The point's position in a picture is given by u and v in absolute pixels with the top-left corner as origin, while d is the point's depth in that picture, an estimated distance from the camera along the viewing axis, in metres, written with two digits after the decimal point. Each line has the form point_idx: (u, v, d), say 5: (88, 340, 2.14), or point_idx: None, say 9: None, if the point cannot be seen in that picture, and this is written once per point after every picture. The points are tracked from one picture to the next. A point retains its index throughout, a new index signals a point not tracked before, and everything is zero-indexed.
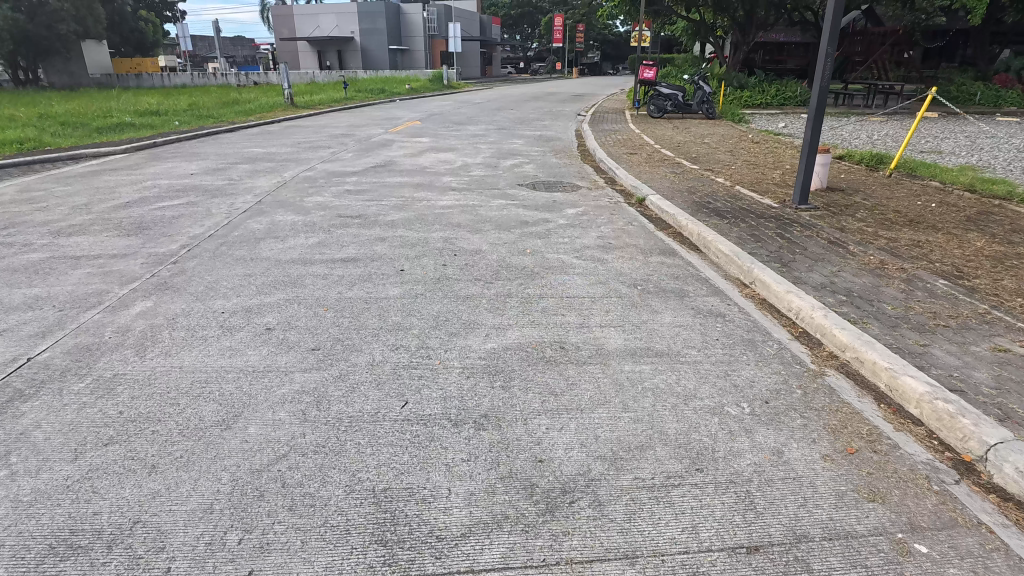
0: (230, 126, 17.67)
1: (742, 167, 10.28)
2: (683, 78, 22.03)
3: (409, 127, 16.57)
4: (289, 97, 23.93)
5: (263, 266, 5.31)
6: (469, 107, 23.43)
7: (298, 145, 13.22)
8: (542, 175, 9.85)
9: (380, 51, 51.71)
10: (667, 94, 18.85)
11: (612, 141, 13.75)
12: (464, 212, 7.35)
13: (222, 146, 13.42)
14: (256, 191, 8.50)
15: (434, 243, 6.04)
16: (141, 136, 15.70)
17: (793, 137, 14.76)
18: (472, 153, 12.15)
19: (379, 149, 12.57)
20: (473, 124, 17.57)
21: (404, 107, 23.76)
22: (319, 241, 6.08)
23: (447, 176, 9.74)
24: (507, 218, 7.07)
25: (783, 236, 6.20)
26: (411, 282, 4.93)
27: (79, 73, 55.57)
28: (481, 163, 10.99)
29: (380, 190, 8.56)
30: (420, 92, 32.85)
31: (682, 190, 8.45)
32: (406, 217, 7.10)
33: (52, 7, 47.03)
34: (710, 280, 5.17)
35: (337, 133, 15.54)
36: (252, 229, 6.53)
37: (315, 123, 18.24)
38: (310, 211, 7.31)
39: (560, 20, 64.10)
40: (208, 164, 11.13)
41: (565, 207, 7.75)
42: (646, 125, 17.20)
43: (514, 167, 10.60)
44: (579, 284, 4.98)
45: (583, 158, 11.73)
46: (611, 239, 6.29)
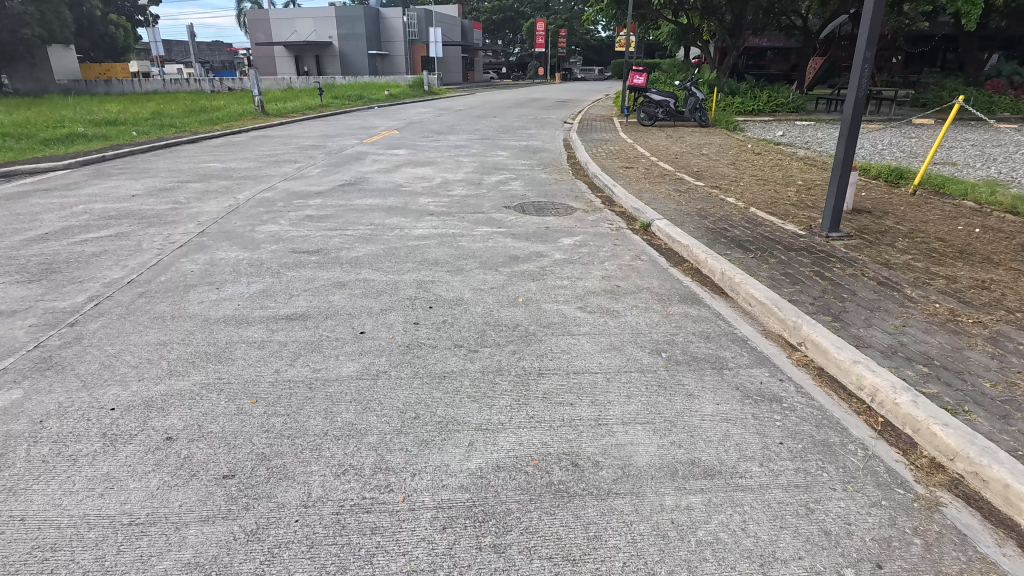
0: (191, 136, 16.41)
1: (752, 184, 9.32)
2: (673, 85, 21.22)
3: (385, 137, 15.48)
4: (259, 105, 22.67)
5: (185, 329, 4.17)
6: (450, 115, 22.34)
7: (262, 160, 12.07)
8: (531, 195, 8.81)
9: (359, 56, 50.49)
10: (658, 101, 18.04)
11: (604, 152, 12.77)
12: (442, 244, 6.28)
13: (179, 160, 12.20)
14: (202, 218, 7.36)
15: (405, 289, 4.96)
16: (91, 148, 14.38)
17: (794, 147, 13.93)
18: (454, 167, 11.09)
19: (351, 163, 11.46)
20: (455, 133, 16.51)
21: (382, 115, 22.61)
22: (264, 289, 4.96)
23: (425, 195, 8.68)
24: (494, 253, 6.01)
25: (822, 276, 5.21)
26: (372, 353, 3.83)
27: (44, 79, 53.49)
28: (463, 180, 9.93)
29: (347, 215, 7.48)
30: (400, 98, 31.80)
31: (691, 213, 7.45)
32: (374, 251, 6.02)
33: (16, 11, 45.21)
34: (750, 341, 4.14)
35: (308, 145, 14.38)
36: (184, 271, 5.40)
37: (285, 132, 17.05)
38: (260, 245, 6.20)
39: (543, 25, 63.35)
40: (156, 182, 9.94)
41: (560, 235, 6.71)
42: (638, 134, 16.29)
43: (500, 184, 9.56)
44: (587, 351, 3.92)
45: (575, 174, 10.69)
46: (618, 281, 5.25)
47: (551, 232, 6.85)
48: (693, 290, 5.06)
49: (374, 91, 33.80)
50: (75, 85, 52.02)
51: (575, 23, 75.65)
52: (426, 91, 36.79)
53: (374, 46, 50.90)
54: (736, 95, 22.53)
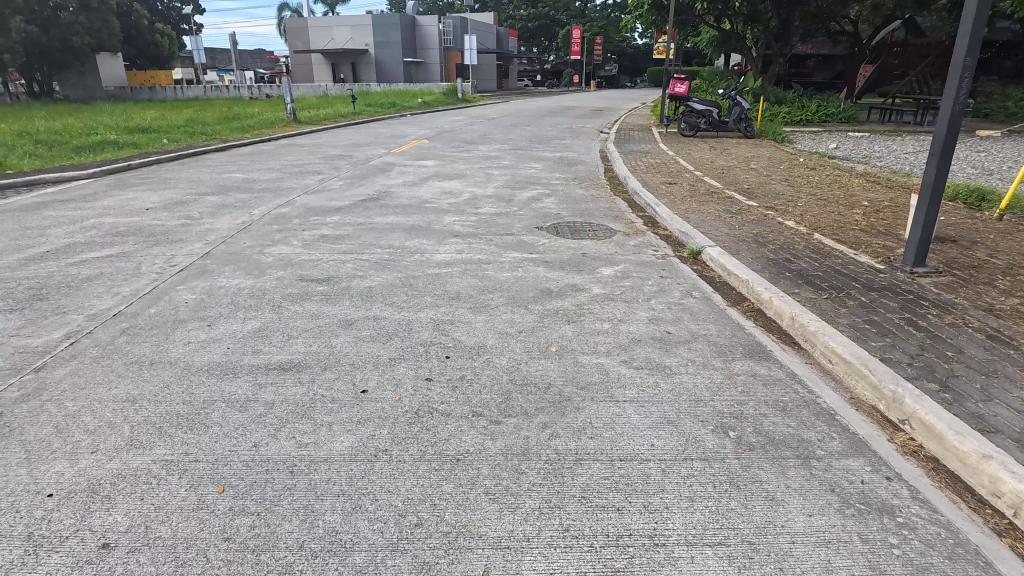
0: (220, 144, 16.20)
1: (811, 204, 8.43)
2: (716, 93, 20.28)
3: (414, 147, 14.97)
4: (290, 112, 22.50)
5: (160, 382, 3.57)
6: (482, 123, 21.78)
7: (286, 171, 11.63)
8: (566, 214, 8.08)
9: (395, 64, 50.67)
10: (700, 111, 17.22)
11: (644, 165, 11.98)
12: (466, 273, 5.62)
13: (202, 170, 11.87)
14: (211, 236, 6.85)
15: (421, 331, 4.29)
16: (119, 156, 14.23)
17: (851, 161, 12.89)
18: (483, 181, 10.45)
19: (377, 175, 10.92)
20: (487, 144, 15.90)
21: (413, 123, 22.19)
22: (260, 328, 4.35)
23: (452, 213, 8.05)
24: (524, 285, 5.30)
25: (916, 325, 4.35)
26: (372, 423, 3.16)
27: (92, 86, 55.14)
28: (493, 195, 9.27)
29: (365, 236, 6.88)
30: (433, 106, 31.49)
31: (747, 239, 6.62)
32: (390, 281, 5.38)
33: (67, 20, 46.64)
34: (840, 417, 3.35)
35: (335, 155, 13.96)
36: (178, 303, 4.83)
37: (314, 141, 16.73)
38: (265, 270, 5.62)
39: (578, 32, 62.76)
40: (174, 194, 9.55)
41: (599, 263, 5.96)
42: (680, 145, 15.44)
43: (532, 201, 8.88)
44: (635, 426, 3.18)
45: (612, 189, 9.91)
46: (669, 326, 4.48)
47: (587, 259, 6.12)
48: (760, 341, 4.27)
49: (407, 99, 33.62)
50: (121, 92, 53.45)
51: (611, 30, 74.73)
52: (459, 99, 36.46)
53: (409, 54, 51.00)
54: (783, 104, 21.45)
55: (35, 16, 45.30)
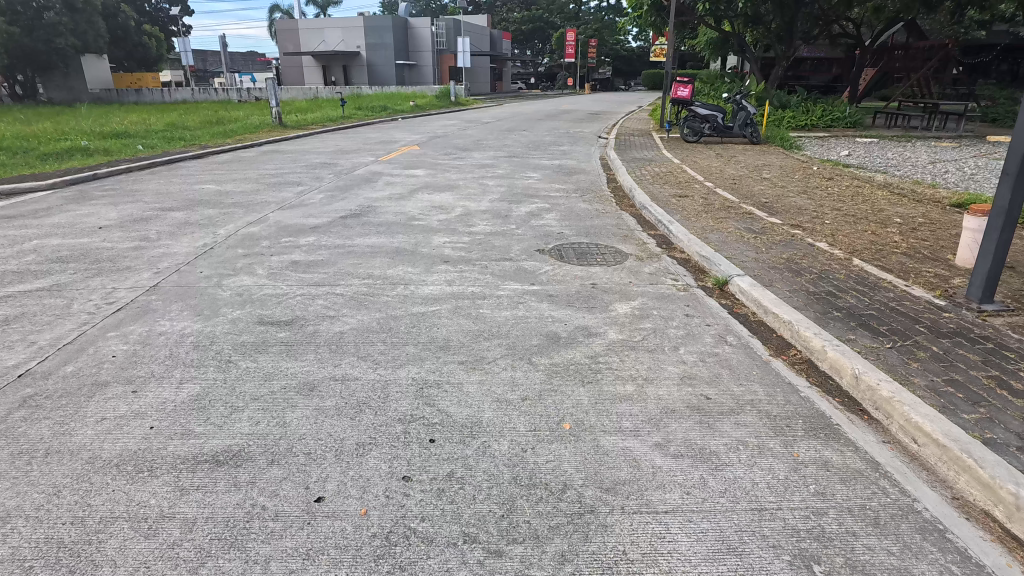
0: (198, 151, 15.28)
1: (839, 221, 7.63)
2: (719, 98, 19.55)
3: (403, 154, 14.13)
4: (276, 117, 21.59)
5: (48, 487, 2.70)
6: (476, 128, 20.93)
7: (264, 182, 10.74)
8: (570, 233, 7.23)
9: (386, 67, 49.82)
10: (704, 115, 16.53)
11: (650, 175, 11.17)
12: (458, 312, 4.77)
13: (172, 181, 10.96)
14: (164, 263, 5.97)
15: (399, 399, 3.43)
16: (86, 164, 13.29)
17: (868, 170, 12.13)
18: (477, 193, 9.59)
19: (361, 187, 10.04)
20: (480, 150, 15.06)
21: (404, 128, 21.29)
22: (197, 394, 3.48)
23: (441, 232, 7.20)
24: (525, 329, 4.45)
25: (1011, 388, 3.53)
26: (323, 559, 2.29)
27: (77, 88, 53.93)
28: (487, 210, 8.43)
29: (342, 261, 6.02)
30: (426, 109, 30.66)
31: (780, 266, 5.79)
32: (365, 324, 4.52)
33: (50, 21, 45.48)
34: (952, 536, 2.52)
35: (319, 163, 13.08)
36: (102, 358, 3.95)
37: (298, 148, 15.83)
38: (218, 309, 4.74)
39: (572, 35, 62.06)
40: (136, 209, 8.65)
41: (612, 297, 5.12)
42: (685, 152, 14.66)
43: (531, 217, 8.03)
44: (685, 560, 2.33)
45: (619, 203, 9.08)
46: (707, 389, 3.64)
47: (598, 291, 5.27)
48: (822, 410, 3.44)
49: (399, 102, 32.76)
50: (106, 94, 52.29)
51: (606, 32, 74.08)
52: (451, 102, 35.62)
53: (401, 56, 50.14)
54: (787, 109, 20.74)
55: (18, 16, 44.06)
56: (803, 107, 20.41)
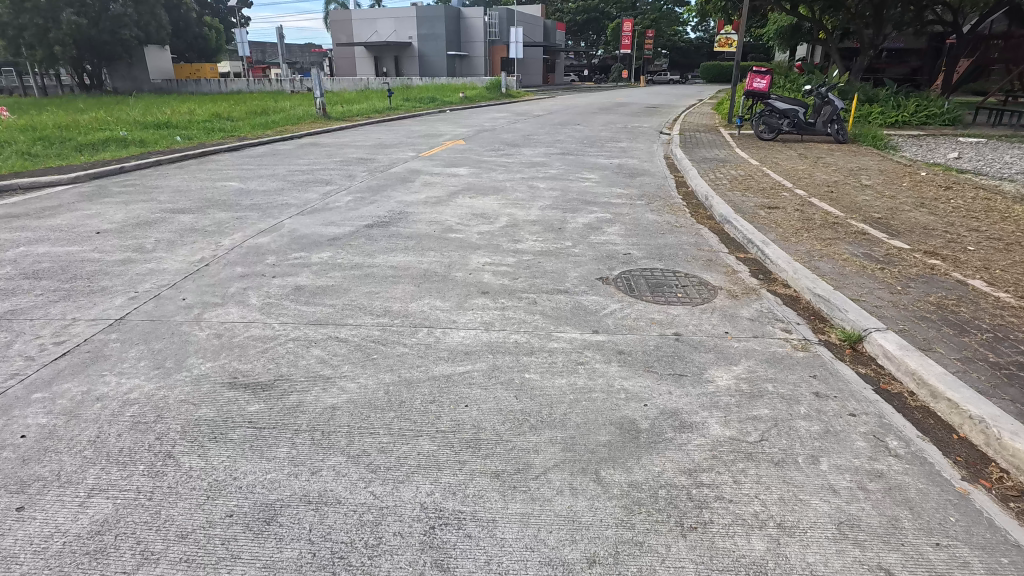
0: (234, 143, 14.56)
1: (986, 247, 6.00)
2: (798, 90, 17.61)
3: (447, 150, 12.99)
4: (320, 107, 20.81)
5: None
6: (526, 121, 19.61)
7: (292, 178, 9.77)
8: (638, 255, 5.85)
9: (438, 57, 48.99)
10: (783, 110, 14.80)
11: (727, 179, 9.64)
12: (493, 376, 3.50)
13: (198, 177, 10.12)
14: (147, 284, 4.95)
15: (396, 554, 2.20)
16: (117, 156, 12.68)
17: (990, 177, 10.22)
18: (525, 198, 8.31)
19: (394, 188, 8.90)
20: (530, 146, 13.75)
21: (450, 120, 20.18)
22: (101, 523, 2.34)
23: (481, 247, 5.97)
24: (588, 412, 3.16)
25: None
26: None
27: (140, 78, 55.35)
28: (537, 220, 7.11)
29: (356, 288, 4.87)
30: (476, 102, 29.49)
31: (931, 317, 4.30)
32: (369, 392, 3.32)
33: (116, 13, 46.57)
34: None
35: (355, 158, 12.06)
36: (5, 440, 2.87)
37: (338, 141, 14.93)
38: (183, 360, 3.64)
39: (630, 25, 59.76)
40: (147, 210, 7.77)
41: (705, 360, 3.76)
42: (762, 153, 12.97)
43: (589, 231, 6.69)
44: None
45: (693, 214, 7.65)
46: (885, 555, 2.28)
47: (685, 348, 3.92)
48: None
49: (448, 94, 31.70)
50: (168, 85, 53.46)
51: (663, 22, 71.27)
52: (502, 94, 34.38)
53: (453, 47, 49.26)
54: (874, 103, 18.58)
55: (86, 8, 45.26)
56: (894, 101, 18.22)
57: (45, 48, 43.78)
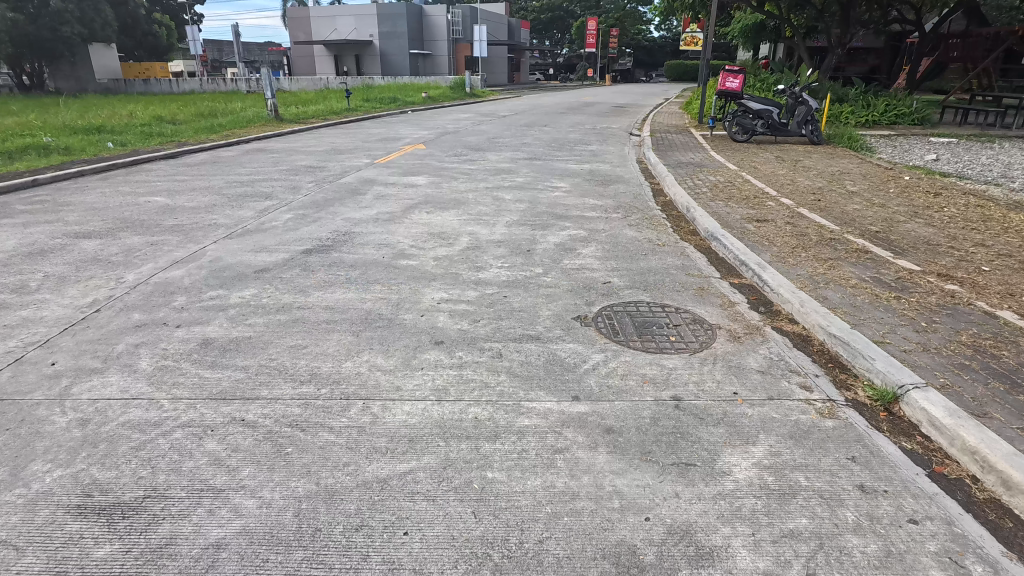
0: (172, 149, 13.32)
1: (1000, 266, 5.41)
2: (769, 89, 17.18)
3: (404, 155, 12.03)
4: (271, 108, 19.55)
5: None
6: (491, 122, 18.74)
7: (229, 191, 8.71)
8: (619, 284, 5.06)
9: (400, 56, 47.69)
10: (757, 110, 14.28)
11: (707, 186, 8.97)
12: (446, 478, 2.64)
13: (121, 192, 8.96)
14: (12, 341, 3.93)
15: None
16: (34, 166, 11.33)
17: (975, 181, 9.81)
18: (489, 213, 7.45)
19: (343, 202, 7.95)
20: (496, 150, 12.90)
21: (411, 122, 19.15)
22: None
23: (437, 278, 5.09)
24: (571, 536, 2.32)
25: None
26: None
27: (85, 78, 52.40)
28: (502, 240, 6.26)
29: (280, 340, 3.94)
30: (439, 102, 28.47)
31: (973, 365, 3.61)
32: (275, 513, 2.43)
33: (56, 9, 43.84)
34: None
35: (304, 166, 11.04)
36: None
37: (287, 146, 13.82)
38: (22, 469, 2.69)
39: (594, 24, 59.33)
40: (48, 233, 6.64)
41: (716, 439, 2.96)
42: (739, 156, 12.39)
43: (561, 253, 5.86)
44: None
45: (676, 230, 6.93)
46: None
47: (689, 421, 3.12)
48: None
49: (410, 94, 30.60)
50: (115, 85, 50.75)
51: (627, 22, 71.29)
52: (467, 93, 33.43)
53: (416, 45, 48.03)
54: (844, 103, 18.30)
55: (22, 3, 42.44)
56: (863, 100, 17.96)
57: None
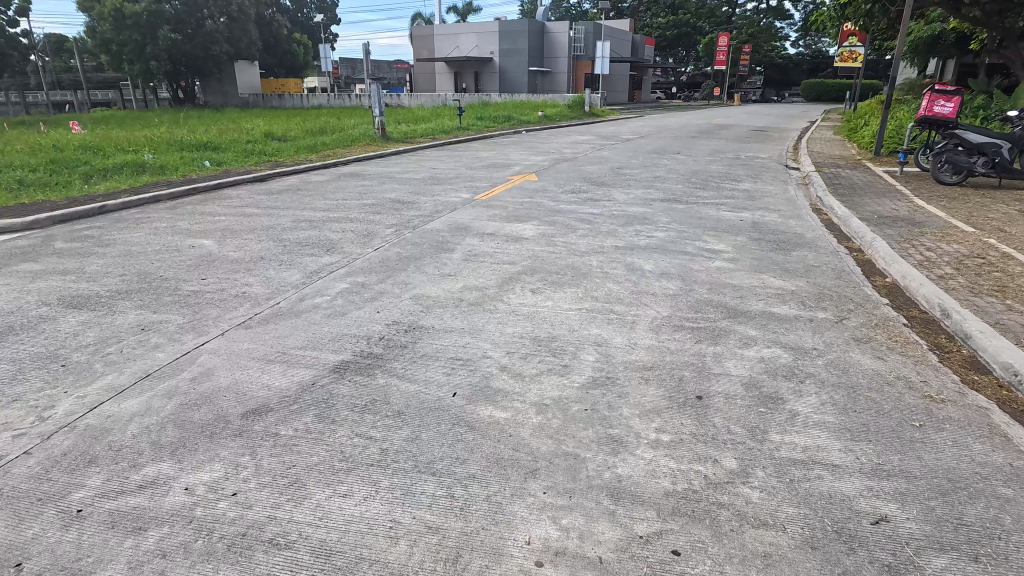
0: (263, 171, 12.17)
1: None
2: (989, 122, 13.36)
3: (509, 190, 9.93)
4: (379, 126, 18.39)
5: None
6: (614, 148, 16.27)
7: (290, 235, 6.99)
8: (913, 536, 2.44)
9: (518, 73, 46.61)
10: (977, 145, 10.68)
11: (952, 266, 5.97)
12: None
13: (177, 228, 7.56)
14: None
15: None
16: (117, 188, 10.46)
17: None
18: (624, 298, 5.02)
19: (422, 263, 5.90)
20: (623, 187, 10.46)
21: (523, 145, 17.17)
22: None
23: (539, 469, 2.77)
24: None
25: None
26: None
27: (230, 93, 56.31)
28: (650, 367, 3.81)
29: None
30: (555, 121, 26.48)
31: None
32: None
33: (209, 29, 47.13)
34: None
35: (391, 200, 9.26)
36: None
37: (384, 171, 12.29)
38: None
39: (726, 40, 55.13)
40: (44, 293, 5.12)
41: None
42: (963, 207, 9.03)
43: (761, 411, 3.31)
44: None
45: (945, 358, 4.13)
46: None
47: None
48: None
49: (527, 112, 28.88)
50: (254, 100, 54.01)
51: (762, 37, 66.06)
52: (585, 113, 31.23)
53: (535, 63, 46.73)
54: None
55: (183, 24, 45.97)
56: None
57: (142, 63, 44.87)
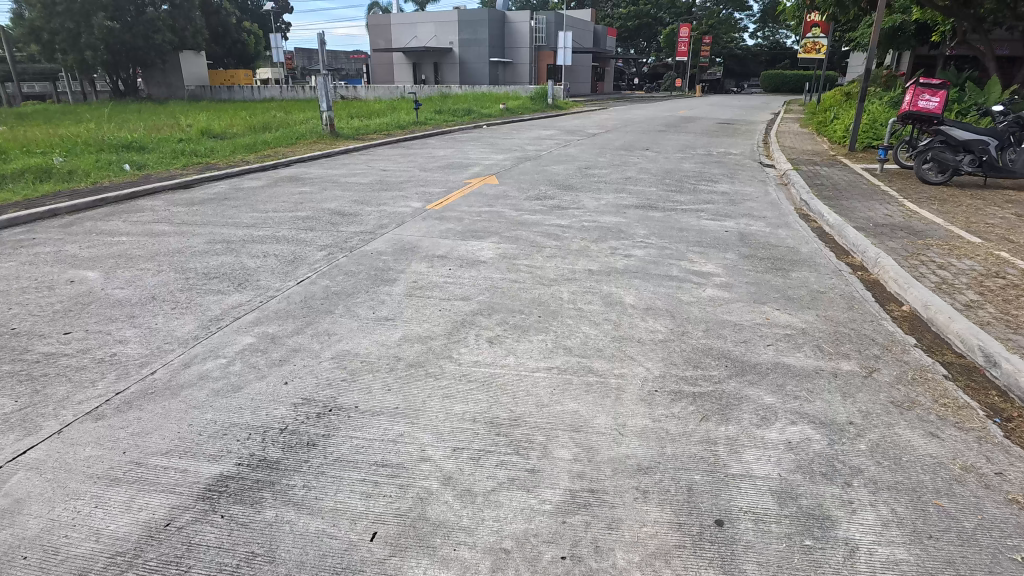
0: (190, 175, 10.77)
1: None
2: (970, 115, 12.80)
3: (466, 196, 8.87)
4: (327, 122, 17.01)
5: None
6: (580, 144, 15.32)
7: (199, 263, 5.78)
8: None
9: (479, 64, 45.26)
10: (964, 142, 9.98)
11: (975, 291, 5.16)
12: None
13: (64, 254, 6.24)
14: None
15: None
16: (10, 198, 8.96)
17: None
18: (604, 348, 4.03)
19: (355, 300, 4.80)
20: (591, 190, 9.52)
21: (483, 142, 16.08)
22: None
23: None
24: None
25: None
26: None
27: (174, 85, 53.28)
28: (647, 468, 2.80)
29: None
30: (517, 114, 25.39)
31: None
32: None
33: (151, 16, 44.09)
34: None
35: (330, 211, 8.09)
36: None
37: (328, 174, 11.05)
38: None
39: (688, 31, 54.81)
40: None
41: None
42: (958, 211, 8.37)
43: (806, 549, 2.36)
44: None
45: (1012, 433, 3.23)
46: None
47: None
48: None
49: (487, 105, 27.70)
50: (202, 92, 51.23)
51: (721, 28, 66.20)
52: (548, 105, 30.22)
53: (496, 54, 45.47)
54: None
55: (121, 12, 42.93)
56: None
57: (77, 53, 41.76)
